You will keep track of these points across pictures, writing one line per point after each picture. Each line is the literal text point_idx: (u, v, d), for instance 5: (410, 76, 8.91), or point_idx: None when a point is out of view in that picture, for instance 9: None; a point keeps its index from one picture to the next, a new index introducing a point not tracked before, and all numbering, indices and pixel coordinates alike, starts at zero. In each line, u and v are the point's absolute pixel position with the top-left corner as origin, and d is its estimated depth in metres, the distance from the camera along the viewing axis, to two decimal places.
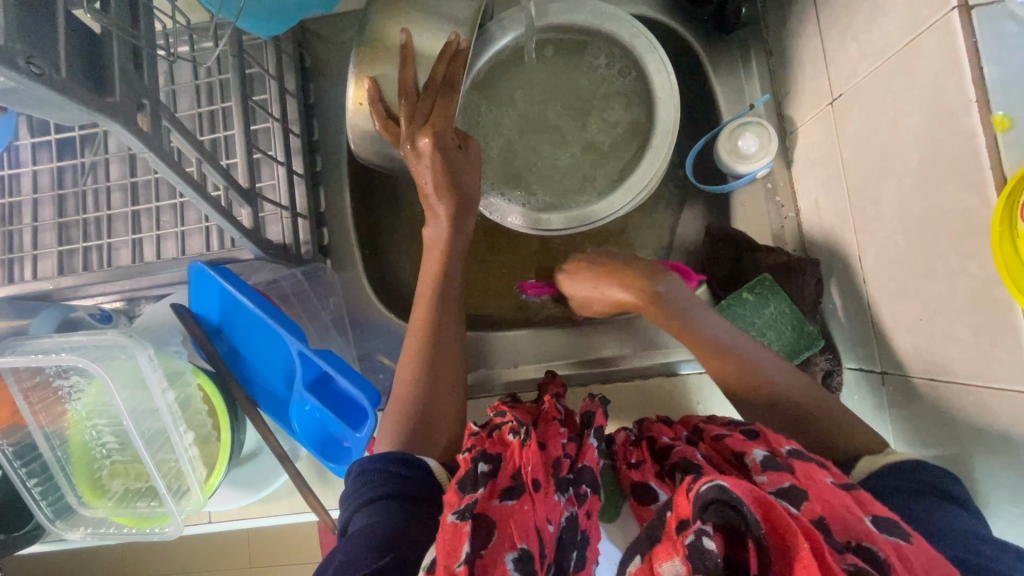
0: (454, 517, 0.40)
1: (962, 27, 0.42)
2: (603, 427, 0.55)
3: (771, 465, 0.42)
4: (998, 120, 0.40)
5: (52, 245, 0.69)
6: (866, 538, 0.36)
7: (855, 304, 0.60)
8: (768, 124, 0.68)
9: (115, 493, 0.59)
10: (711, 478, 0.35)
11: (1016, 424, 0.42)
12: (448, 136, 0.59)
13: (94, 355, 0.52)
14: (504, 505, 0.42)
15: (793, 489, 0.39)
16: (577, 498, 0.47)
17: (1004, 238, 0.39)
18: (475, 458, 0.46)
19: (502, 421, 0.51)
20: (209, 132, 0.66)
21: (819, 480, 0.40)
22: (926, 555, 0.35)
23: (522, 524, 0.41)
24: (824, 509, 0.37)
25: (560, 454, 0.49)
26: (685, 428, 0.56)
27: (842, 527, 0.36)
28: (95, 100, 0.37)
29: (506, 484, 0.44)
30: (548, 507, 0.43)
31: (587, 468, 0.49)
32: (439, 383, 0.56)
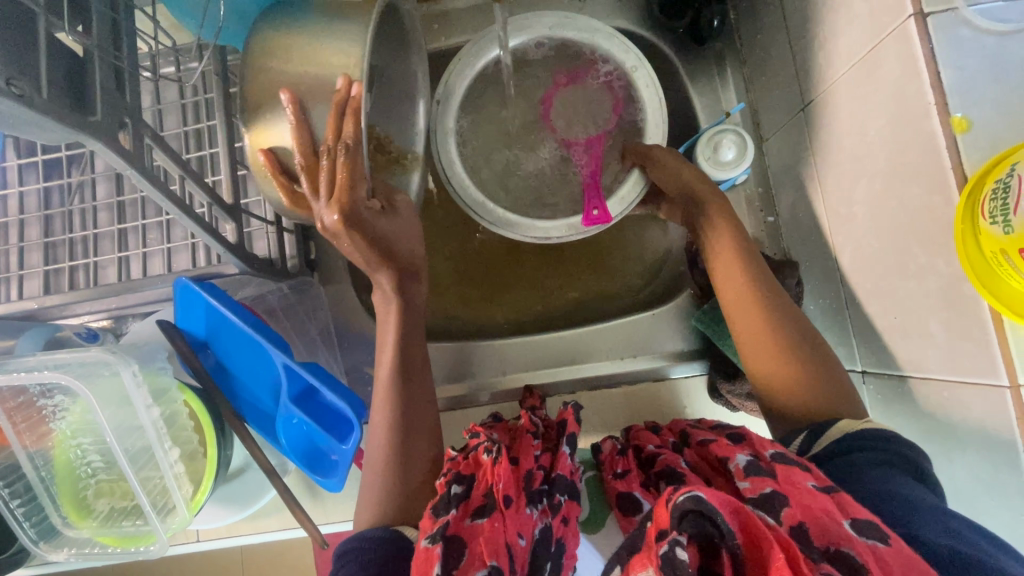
0: (427, 541, 0.42)
1: (919, 34, 0.43)
2: (577, 435, 0.54)
3: (754, 470, 0.43)
4: (957, 122, 0.42)
5: (39, 264, 0.69)
6: (844, 543, 0.36)
7: (833, 304, 0.61)
8: (744, 133, 0.69)
9: (101, 513, 0.58)
10: (688, 488, 0.35)
11: (990, 418, 0.42)
12: (362, 202, 0.49)
13: (79, 373, 0.52)
14: (475, 524, 0.44)
15: (774, 495, 0.40)
16: (551, 509, 0.47)
17: (968, 236, 0.41)
18: (448, 480, 0.47)
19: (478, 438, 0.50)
20: (194, 151, 0.67)
21: (800, 485, 0.40)
22: (905, 558, 0.35)
23: (492, 541, 0.42)
24: (804, 515, 0.38)
25: (533, 466, 0.49)
26: (673, 434, 0.56)
27: (821, 531, 0.37)
28: (76, 119, 0.38)
29: (478, 503, 0.45)
30: (520, 522, 0.44)
31: (561, 477, 0.49)
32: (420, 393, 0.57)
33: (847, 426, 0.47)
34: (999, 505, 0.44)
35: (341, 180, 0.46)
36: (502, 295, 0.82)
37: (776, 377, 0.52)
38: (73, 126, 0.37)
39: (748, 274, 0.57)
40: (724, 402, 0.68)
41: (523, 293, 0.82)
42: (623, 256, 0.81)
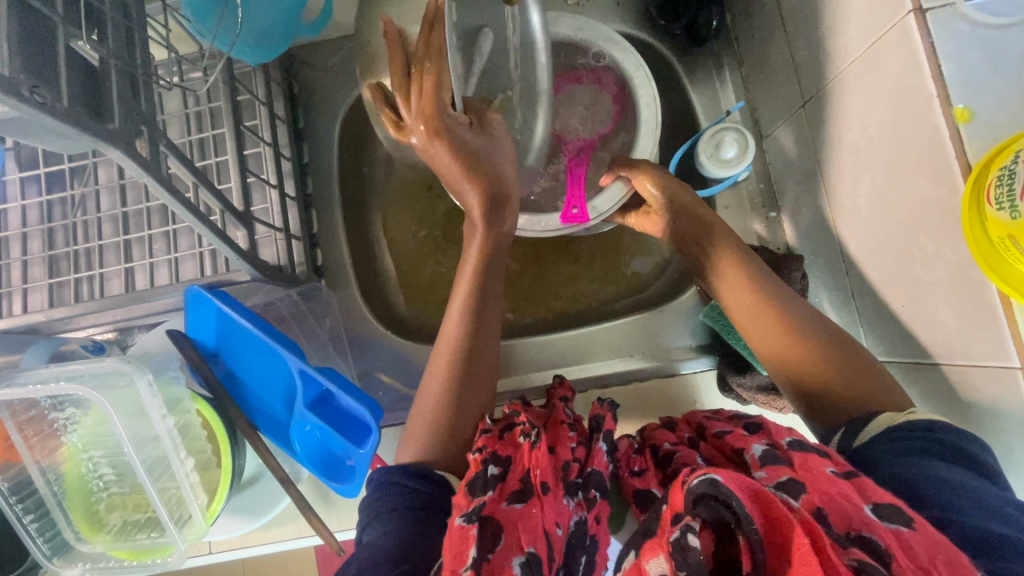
0: (462, 520, 0.43)
1: (919, 29, 0.45)
2: (613, 432, 0.55)
3: (770, 460, 0.44)
4: (959, 112, 0.43)
5: (42, 278, 0.68)
6: (866, 527, 0.37)
7: (840, 295, 0.62)
8: (745, 130, 0.70)
9: (114, 527, 0.58)
10: (704, 471, 0.37)
11: (1002, 400, 0.43)
12: (450, 113, 0.52)
13: (93, 383, 0.52)
14: (512, 509, 0.45)
15: (791, 482, 0.41)
16: (586, 503, 0.48)
17: (975, 223, 0.42)
18: (485, 459, 0.48)
19: (516, 420, 0.53)
20: (201, 159, 0.67)
21: (818, 471, 0.41)
22: (929, 539, 0.36)
23: (529, 527, 0.43)
24: (822, 500, 0.39)
25: (570, 458, 0.51)
26: (688, 427, 0.57)
27: (842, 517, 0.38)
28: (95, 126, 0.37)
29: (515, 486, 0.47)
30: (557, 510, 0.46)
31: (596, 472, 0.50)
32: (475, 372, 0.56)
33: (887, 421, 0.46)
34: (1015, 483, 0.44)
35: (428, 91, 0.51)
36: (511, 295, 0.82)
37: (802, 371, 0.52)
38: (92, 132, 0.37)
39: (734, 267, 0.58)
40: (734, 395, 0.68)
41: (530, 293, 0.82)
42: (628, 256, 0.82)
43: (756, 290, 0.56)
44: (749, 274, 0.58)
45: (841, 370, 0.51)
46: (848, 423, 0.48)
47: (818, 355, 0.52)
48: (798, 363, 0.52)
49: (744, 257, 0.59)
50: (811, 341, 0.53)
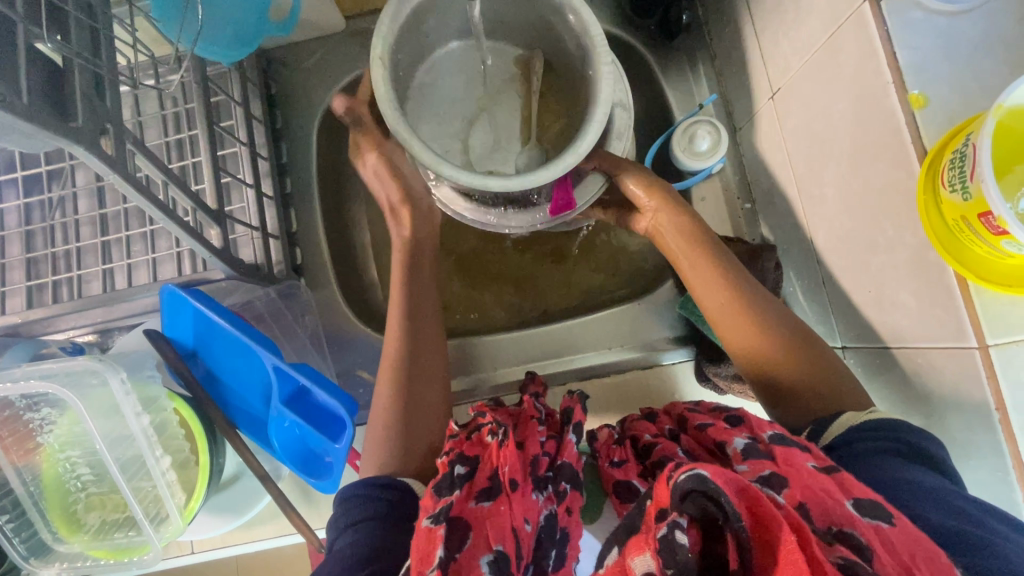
0: (429, 522, 0.42)
1: (874, 18, 0.46)
2: (583, 423, 0.55)
3: (752, 454, 0.42)
4: (914, 98, 0.44)
5: (21, 280, 0.69)
6: (847, 523, 0.36)
7: (812, 283, 0.62)
8: (718, 123, 0.71)
9: (92, 526, 0.58)
10: (690, 467, 0.35)
11: (961, 380, 0.44)
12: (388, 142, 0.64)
13: (66, 383, 0.52)
14: (480, 507, 0.44)
15: (773, 477, 0.39)
16: (557, 495, 0.48)
17: (931, 207, 0.43)
18: (452, 460, 0.47)
19: (483, 421, 0.51)
20: (178, 160, 0.68)
21: (799, 466, 0.39)
22: (908, 536, 0.35)
23: (498, 526, 0.43)
24: (804, 495, 0.37)
25: (538, 451, 0.49)
26: (670, 421, 0.56)
27: (822, 511, 0.36)
28: (58, 124, 0.38)
29: (484, 484, 0.45)
30: (526, 506, 0.45)
31: (567, 465, 0.50)
32: (424, 380, 0.59)
33: (849, 420, 0.47)
34: (976, 464, 0.44)
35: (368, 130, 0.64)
36: (490, 290, 0.82)
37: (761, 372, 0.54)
38: (54, 129, 0.37)
39: (696, 261, 0.59)
40: (712, 386, 0.69)
41: (510, 289, 0.82)
42: (608, 249, 0.82)
43: (726, 284, 0.57)
44: (716, 267, 0.58)
45: (796, 369, 0.52)
46: (814, 423, 0.49)
47: (774, 357, 0.53)
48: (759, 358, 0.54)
49: (713, 247, 0.60)
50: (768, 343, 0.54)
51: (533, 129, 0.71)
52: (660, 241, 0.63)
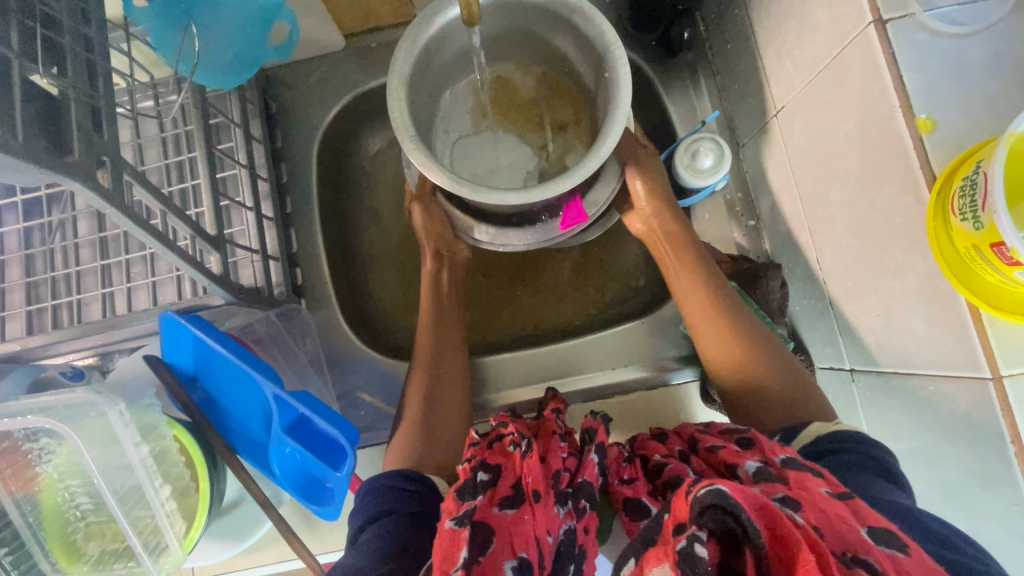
0: (452, 523, 0.41)
1: (880, 40, 0.45)
2: (605, 444, 0.53)
3: (763, 476, 0.41)
4: (922, 123, 0.43)
5: (21, 304, 0.68)
6: (862, 550, 0.34)
7: (818, 304, 0.61)
8: (721, 139, 0.70)
9: (91, 557, 0.57)
10: (710, 483, 0.35)
11: (974, 411, 0.43)
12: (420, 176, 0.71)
13: (63, 415, 0.51)
14: (503, 514, 0.43)
15: (786, 498, 0.38)
16: (576, 512, 0.47)
17: (941, 234, 0.42)
18: (474, 466, 0.46)
19: (504, 431, 0.51)
20: (176, 183, 0.68)
21: (813, 490, 0.38)
22: (924, 567, 0.33)
23: (521, 534, 0.42)
24: (820, 520, 0.36)
25: (560, 466, 0.49)
26: (680, 440, 0.55)
27: (838, 536, 0.35)
28: (53, 160, 0.37)
29: (506, 493, 0.45)
30: (548, 518, 0.44)
31: (587, 483, 0.48)
32: (438, 399, 0.61)
33: (819, 429, 0.48)
34: (990, 497, 0.43)
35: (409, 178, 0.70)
36: (488, 308, 0.82)
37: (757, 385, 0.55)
38: (49, 166, 0.37)
39: (682, 256, 0.64)
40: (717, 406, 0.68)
41: (511, 307, 0.82)
42: (610, 263, 0.81)
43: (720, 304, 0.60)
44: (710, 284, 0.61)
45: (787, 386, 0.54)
46: (784, 429, 0.50)
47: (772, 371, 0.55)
48: (749, 373, 0.55)
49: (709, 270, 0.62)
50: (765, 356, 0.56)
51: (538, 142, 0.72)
52: (646, 234, 0.67)
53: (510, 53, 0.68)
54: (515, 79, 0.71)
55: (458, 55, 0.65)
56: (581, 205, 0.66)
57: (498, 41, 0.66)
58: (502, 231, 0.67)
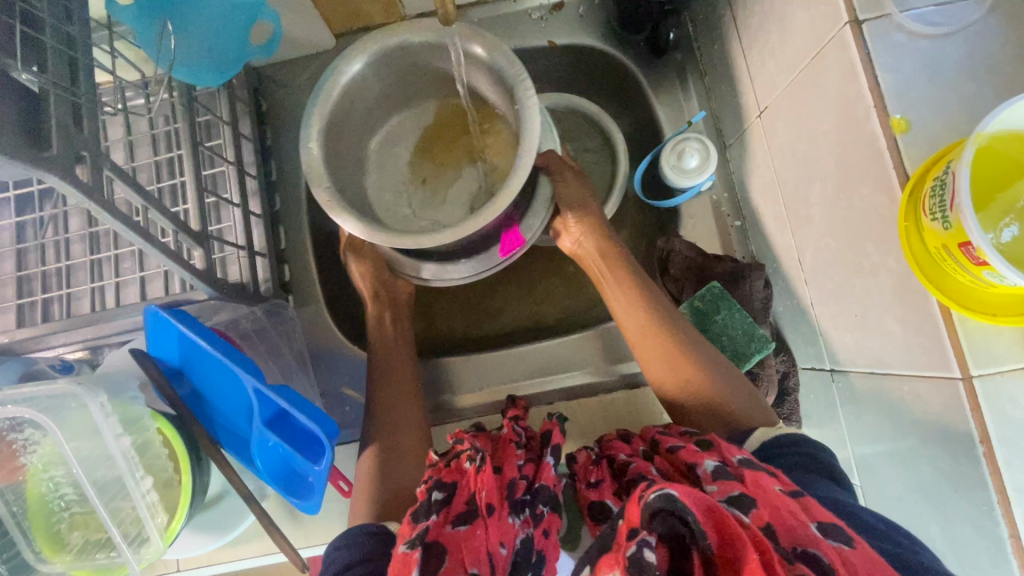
0: (405, 547, 0.43)
1: (855, 40, 0.45)
2: (562, 444, 0.55)
3: (722, 475, 0.42)
4: (896, 123, 0.43)
5: (12, 298, 0.69)
6: (811, 544, 0.35)
7: (800, 305, 0.61)
8: (707, 139, 0.70)
9: (74, 546, 0.58)
10: (660, 487, 0.36)
11: (946, 412, 0.43)
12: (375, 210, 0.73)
13: (46, 406, 0.52)
14: (458, 531, 0.44)
15: (743, 498, 0.39)
16: (533, 519, 0.47)
17: (912, 233, 0.42)
18: (431, 487, 0.48)
19: (461, 448, 0.52)
20: (165, 179, 0.69)
21: (768, 488, 0.39)
22: (869, 560, 0.34)
23: (473, 550, 0.43)
24: (772, 516, 0.37)
25: (515, 475, 0.50)
26: (642, 442, 0.55)
27: (787, 531, 0.36)
28: (30, 155, 0.38)
29: (461, 509, 0.46)
30: (502, 529, 0.45)
31: (544, 487, 0.49)
32: (391, 424, 0.64)
33: (764, 435, 0.51)
34: (961, 498, 0.43)
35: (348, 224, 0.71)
36: (478, 307, 0.83)
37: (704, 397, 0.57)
38: (26, 160, 0.38)
39: (617, 279, 0.64)
40: None
41: (500, 306, 0.82)
42: None
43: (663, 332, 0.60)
44: (649, 311, 0.62)
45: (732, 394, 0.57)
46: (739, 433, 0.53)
47: (715, 388, 0.57)
48: (695, 387, 0.58)
49: (647, 298, 0.62)
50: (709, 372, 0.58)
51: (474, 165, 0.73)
52: (579, 257, 0.68)
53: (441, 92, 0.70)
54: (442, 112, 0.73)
55: (389, 93, 0.68)
56: (519, 231, 0.66)
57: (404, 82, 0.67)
58: (443, 265, 0.68)
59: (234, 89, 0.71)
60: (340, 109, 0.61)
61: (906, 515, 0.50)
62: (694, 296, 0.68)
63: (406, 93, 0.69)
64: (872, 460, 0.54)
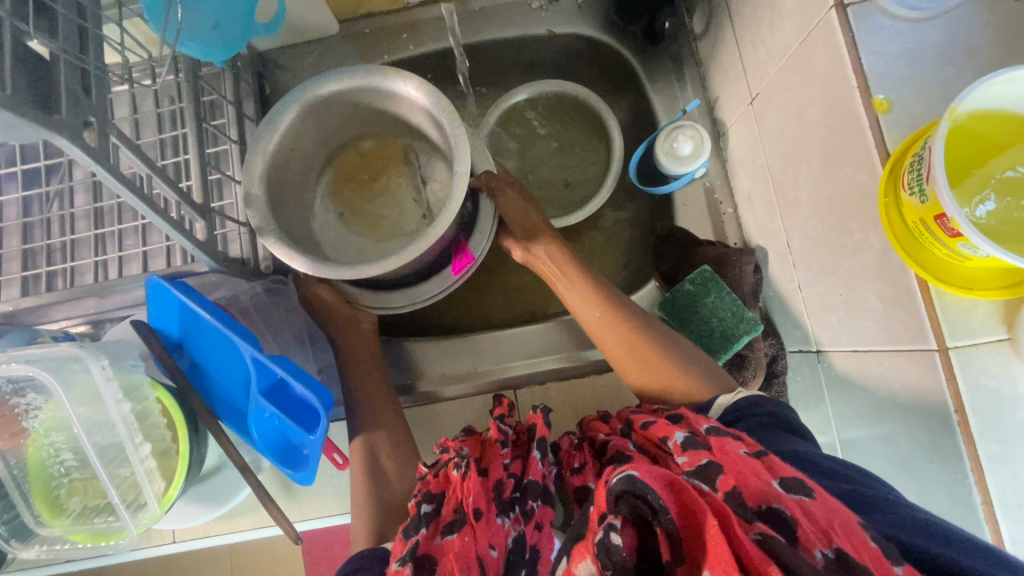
0: (396, 564, 0.44)
1: (840, 23, 0.46)
2: (547, 438, 0.54)
3: (691, 445, 0.42)
4: (878, 103, 0.45)
5: (18, 271, 0.71)
6: (776, 500, 0.36)
7: (788, 288, 0.63)
8: (700, 127, 0.72)
9: (73, 511, 0.59)
10: (621, 470, 0.37)
11: (923, 383, 0.44)
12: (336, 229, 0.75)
13: (49, 369, 0.53)
14: (446, 540, 0.45)
15: (711, 465, 0.39)
16: (524, 515, 0.49)
17: (892, 209, 0.43)
18: (419, 501, 0.50)
19: (449, 455, 0.54)
20: (169, 157, 0.70)
21: (732, 452, 0.40)
22: (830, 507, 0.35)
23: (462, 556, 0.44)
24: (737, 480, 0.38)
25: (502, 475, 0.51)
26: (621, 421, 0.56)
27: (753, 492, 0.37)
28: (39, 115, 0.39)
29: (448, 519, 0.47)
30: (491, 532, 0.46)
31: (533, 483, 0.50)
32: (377, 416, 0.66)
33: (725, 401, 0.52)
34: (937, 467, 0.44)
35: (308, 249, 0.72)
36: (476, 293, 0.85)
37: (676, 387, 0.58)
38: (36, 120, 0.39)
39: (572, 279, 0.66)
40: None
41: (497, 290, 0.84)
42: (593, 245, 0.82)
43: (624, 342, 0.61)
44: (603, 328, 0.63)
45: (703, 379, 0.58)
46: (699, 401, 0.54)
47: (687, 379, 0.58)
48: (666, 381, 0.59)
49: (601, 316, 0.63)
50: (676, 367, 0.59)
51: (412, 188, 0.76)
52: (533, 265, 0.70)
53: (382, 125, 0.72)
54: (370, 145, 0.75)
55: (331, 130, 0.69)
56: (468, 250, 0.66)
57: (335, 125, 0.69)
58: (404, 291, 0.69)
59: (238, 71, 0.72)
60: (282, 149, 0.63)
61: None
62: (686, 278, 0.69)
63: (349, 128, 0.71)
64: (856, 437, 0.55)
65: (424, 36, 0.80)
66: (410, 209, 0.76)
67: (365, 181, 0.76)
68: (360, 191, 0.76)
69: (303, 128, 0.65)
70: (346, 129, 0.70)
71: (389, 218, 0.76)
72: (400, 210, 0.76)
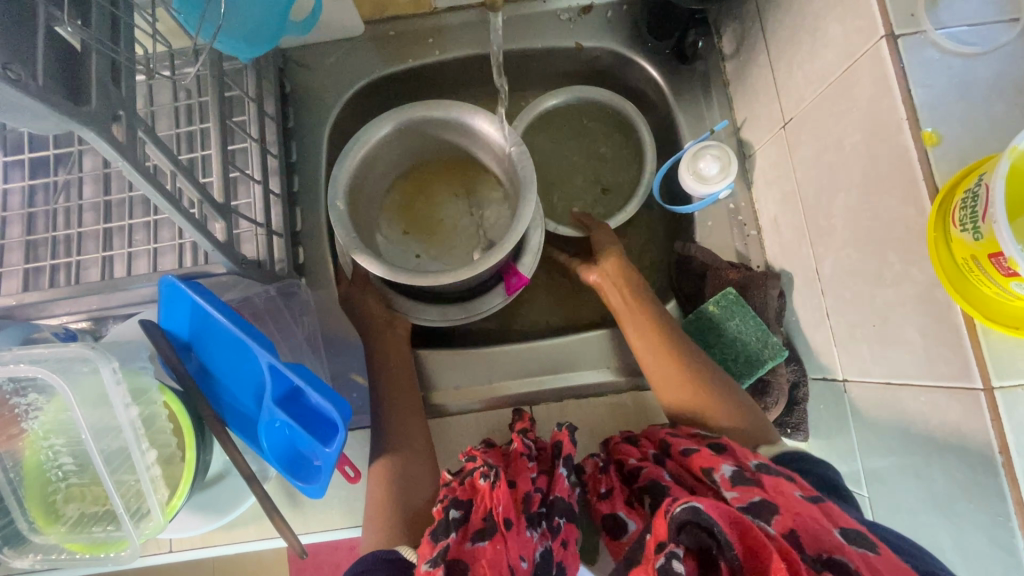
0: (428, 566, 0.43)
1: (891, 54, 0.46)
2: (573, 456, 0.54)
3: (741, 480, 0.44)
4: (927, 136, 0.44)
5: (17, 263, 0.68)
6: (836, 550, 0.37)
7: (815, 314, 0.62)
8: (727, 147, 0.71)
9: (69, 518, 0.56)
10: (685, 501, 0.38)
11: (965, 421, 0.43)
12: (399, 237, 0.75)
13: (55, 369, 0.51)
14: (476, 547, 0.45)
15: (762, 503, 0.41)
16: (551, 531, 0.48)
17: (940, 243, 0.43)
18: (447, 505, 0.48)
19: (474, 465, 0.52)
20: (186, 153, 0.68)
21: (788, 494, 0.42)
22: (894, 564, 0.36)
23: (495, 563, 0.43)
24: (795, 522, 0.39)
25: (530, 488, 0.50)
26: (651, 445, 0.55)
27: (811, 538, 0.38)
28: (70, 107, 0.37)
29: (477, 526, 0.46)
30: (521, 544, 0.45)
31: (560, 500, 0.50)
32: (401, 428, 0.65)
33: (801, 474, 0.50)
34: (976, 509, 0.43)
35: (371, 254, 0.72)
36: None
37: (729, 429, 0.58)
38: (65, 112, 0.37)
39: (639, 322, 0.66)
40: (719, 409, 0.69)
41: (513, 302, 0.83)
42: None
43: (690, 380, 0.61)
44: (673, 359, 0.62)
45: (749, 421, 0.59)
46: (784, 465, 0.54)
47: (735, 420, 0.59)
48: (717, 420, 0.59)
49: (662, 347, 0.63)
50: (726, 409, 0.59)
51: (465, 215, 0.75)
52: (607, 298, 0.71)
53: (458, 152, 0.73)
54: (432, 165, 0.75)
55: (406, 153, 0.71)
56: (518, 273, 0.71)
57: (413, 143, 0.70)
58: (434, 308, 0.72)
59: (261, 67, 0.70)
60: (362, 166, 0.65)
61: (915, 526, 0.51)
62: (710, 300, 0.69)
63: (422, 154, 0.73)
64: (884, 470, 0.54)
65: (452, 41, 0.79)
66: (464, 237, 0.75)
67: (424, 199, 0.76)
68: (419, 208, 0.76)
69: (383, 144, 0.66)
70: (421, 155, 0.72)
71: (440, 243, 0.75)
72: (450, 233, 0.75)
